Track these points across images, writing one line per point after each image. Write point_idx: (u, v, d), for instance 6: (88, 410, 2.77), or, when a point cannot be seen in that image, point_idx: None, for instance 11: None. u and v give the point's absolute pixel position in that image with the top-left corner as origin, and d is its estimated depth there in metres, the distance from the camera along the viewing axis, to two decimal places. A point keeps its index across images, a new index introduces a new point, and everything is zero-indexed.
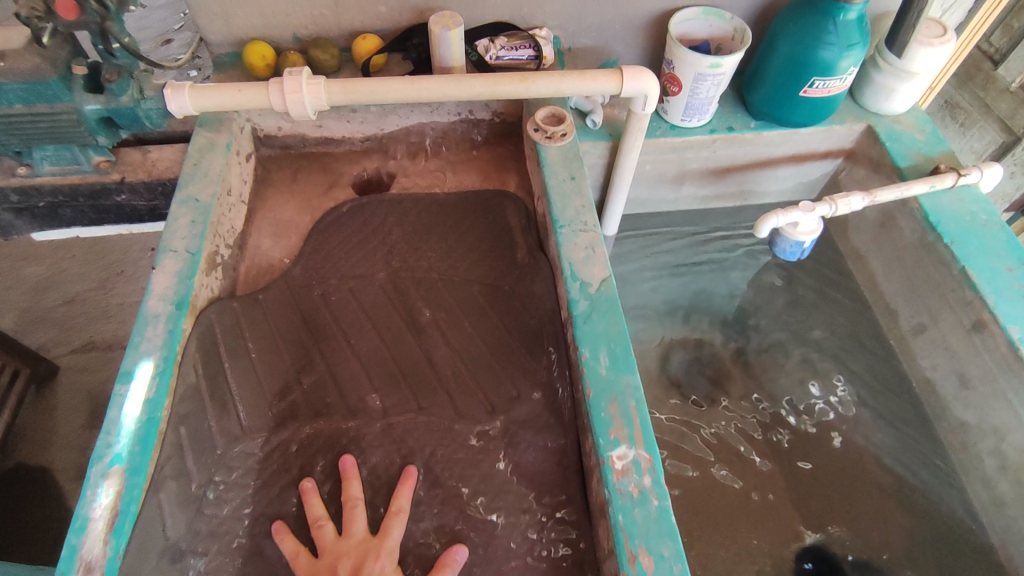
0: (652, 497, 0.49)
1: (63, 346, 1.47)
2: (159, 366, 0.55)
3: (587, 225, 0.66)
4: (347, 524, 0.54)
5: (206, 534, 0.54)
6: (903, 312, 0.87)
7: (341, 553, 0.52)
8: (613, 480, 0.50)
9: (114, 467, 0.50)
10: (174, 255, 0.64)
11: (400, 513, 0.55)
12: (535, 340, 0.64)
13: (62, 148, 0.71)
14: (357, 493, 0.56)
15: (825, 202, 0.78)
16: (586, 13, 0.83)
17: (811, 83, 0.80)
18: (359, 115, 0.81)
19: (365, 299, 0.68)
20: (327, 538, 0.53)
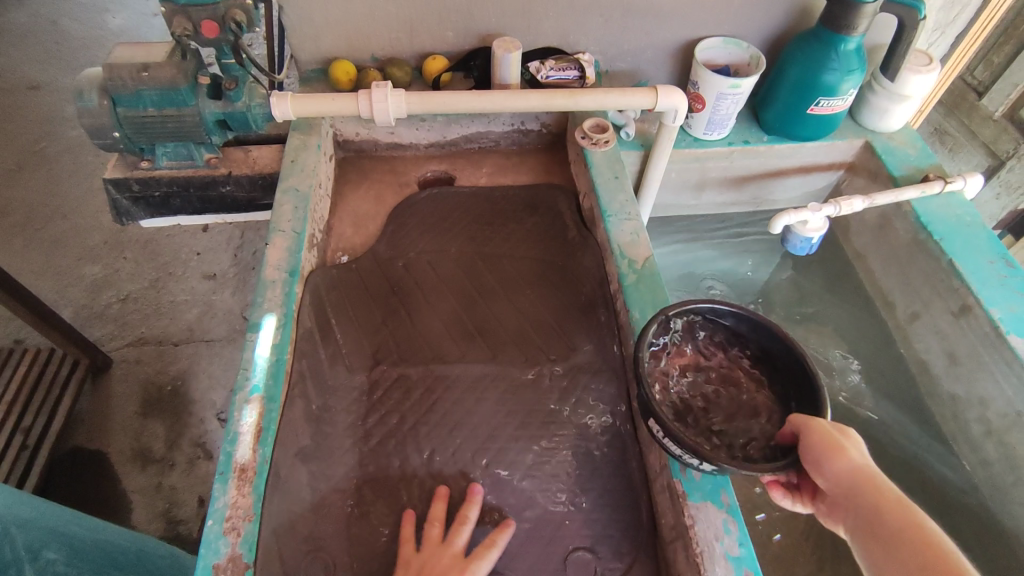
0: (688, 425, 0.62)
1: (119, 339, 1.62)
2: (282, 319, 0.68)
3: (631, 214, 0.78)
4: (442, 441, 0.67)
5: (325, 461, 0.64)
6: (900, 302, 0.99)
7: (434, 556, 0.57)
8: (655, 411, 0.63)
9: (254, 394, 0.62)
10: (282, 233, 0.75)
11: (492, 551, 0.58)
12: (588, 304, 0.77)
13: (180, 145, 0.83)
14: (472, 515, 0.60)
15: (830, 204, 0.90)
16: (622, 40, 0.96)
17: (817, 102, 0.93)
18: (427, 124, 0.94)
19: (442, 271, 0.82)
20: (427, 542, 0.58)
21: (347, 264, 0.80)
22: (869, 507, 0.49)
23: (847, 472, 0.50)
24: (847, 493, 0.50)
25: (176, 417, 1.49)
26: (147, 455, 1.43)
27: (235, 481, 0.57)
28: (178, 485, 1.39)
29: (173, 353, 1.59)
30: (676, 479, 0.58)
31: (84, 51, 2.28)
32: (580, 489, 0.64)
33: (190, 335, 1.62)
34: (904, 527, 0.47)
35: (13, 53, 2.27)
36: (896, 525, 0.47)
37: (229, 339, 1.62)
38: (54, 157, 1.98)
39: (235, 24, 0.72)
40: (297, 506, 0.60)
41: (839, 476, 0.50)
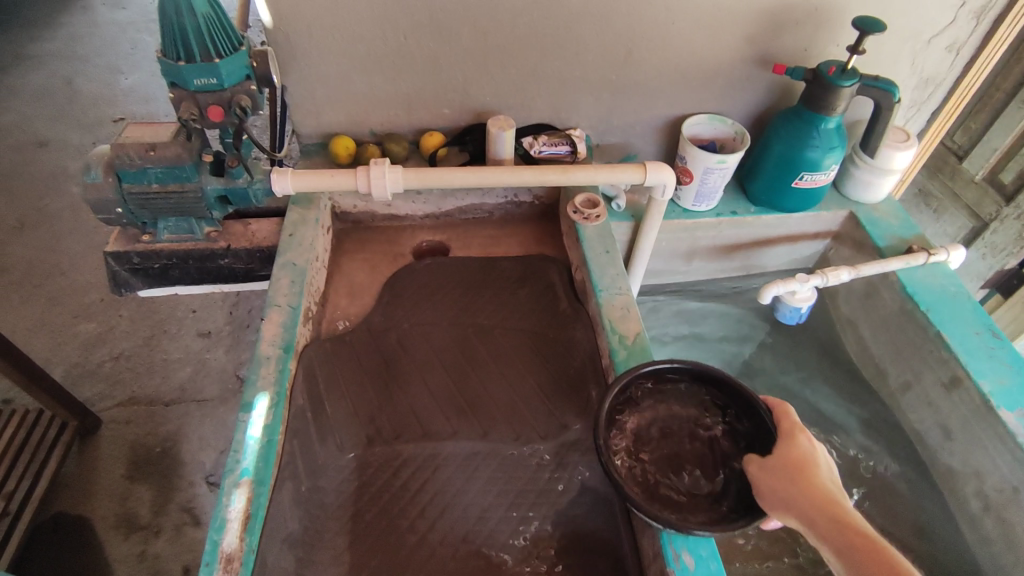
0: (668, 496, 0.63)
1: (109, 399, 1.60)
2: (274, 398, 0.68)
3: (622, 289, 0.80)
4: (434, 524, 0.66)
5: (319, 548, 0.64)
6: (891, 370, 0.99)
7: None
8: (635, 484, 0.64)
9: (243, 478, 0.61)
10: (278, 308, 0.76)
11: None
12: (579, 378, 0.78)
13: (182, 219, 0.85)
14: None
15: (817, 275, 0.92)
16: (613, 116, 1.00)
17: (801, 176, 0.96)
18: (423, 197, 0.97)
19: (434, 343, 0.82)
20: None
21: (340, 338, 0.81)
22: (831, 539, 0.53)
23: (808, 507, 0.55)
24: (810, 529, 0.55)
25: (163, 480, 1.46)
26: (132, 521, 1.39)
27: (220, 573, 0.56)
28: (163, 553, 1.35)
29: (164, 414, 1.57)
30: (669, 568, 0.57)
31: (92, 110, 2.34)
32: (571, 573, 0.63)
33: (181, 395, 1.61)
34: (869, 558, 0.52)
35: (22, 112, 2.33)
36: (859, 554, 0.52)
37: (221, 398, 1.61)
38: (55, 214, 2.00)
39: (241, 109, 0.76)
40: None
41: (800, 513, 0.55)
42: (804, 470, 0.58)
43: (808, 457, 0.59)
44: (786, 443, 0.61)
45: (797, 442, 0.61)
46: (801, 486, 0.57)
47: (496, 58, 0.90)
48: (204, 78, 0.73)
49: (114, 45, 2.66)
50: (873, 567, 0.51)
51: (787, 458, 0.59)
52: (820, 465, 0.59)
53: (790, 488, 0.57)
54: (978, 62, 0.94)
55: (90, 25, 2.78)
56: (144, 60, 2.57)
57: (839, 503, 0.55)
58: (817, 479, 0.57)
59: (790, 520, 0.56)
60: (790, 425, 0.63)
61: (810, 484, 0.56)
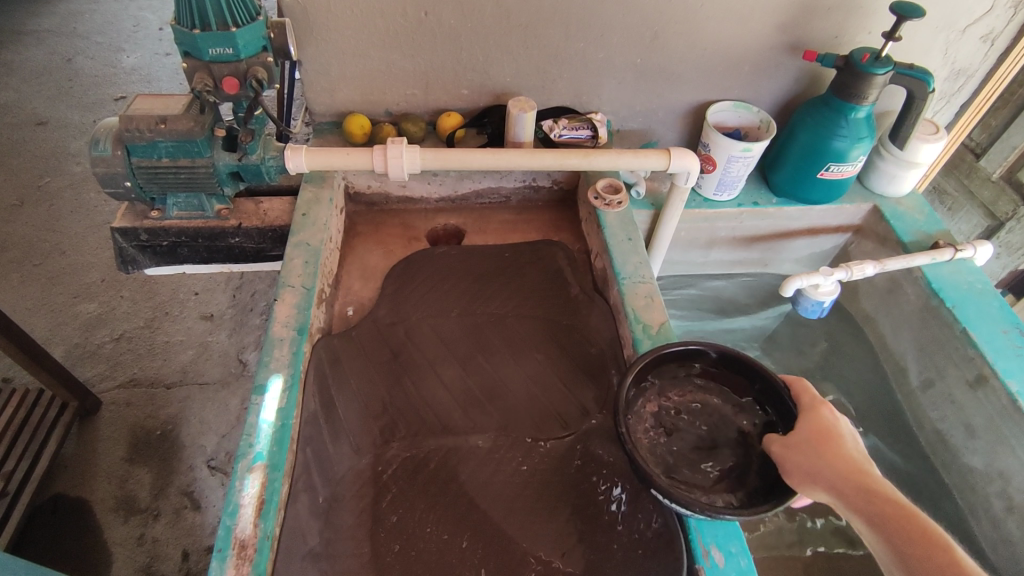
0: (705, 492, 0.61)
1: (110, 380, 1.58)
2: (288, 381, 0.66)
3: (644, 277, 0.78)
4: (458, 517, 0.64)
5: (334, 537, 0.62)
6: (912, 368, 0.98)
7: None
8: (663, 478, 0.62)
9: (257, 462, 0.59)
10: (291, 289, 0.74)
11: None
12: (599, 366, 0.76)
13: (192, 196, 0.83)
14: None
15: (842, 268, 0.90)
16: (634, 102, 0.98)
17: (827, 167, 0.94)
18: (439, 178, 0.94)
19: (443, 334, 0.80)
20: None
21: (348, 330, 0.78)
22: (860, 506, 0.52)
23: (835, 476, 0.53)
24: (840, 501, 0.53)
25: (164, 464, 1.44)
26: (131, 504, 1.37)
27: (233, 559, 0.54)
28: (162, 536, 1.33)
29: (164, 397, 1.55)
30: (698, 565, 0.56)
31: (93, 88, 2.30)
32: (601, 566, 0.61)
33: (183, 378, 1.59)
34: (902, 528, 0.50)
35: (23, 88, 2.29)
36: (891, 524, 0.50)
37: (224, 382, 1.59)
38: (55, 192, 1.97)
39: (257, 81, 0.73)
40: None
41: (828, 483, 0.53)
42: (829, 442, 0.56)
43: (833, 430, 0.57)
44: (809, 416, 0.59)
45: (821, 416, 0.59)
46: (828, 457, 0.55)
47: (517, 37, 0.88)
48: (219, 48, 0.70)
49: (116, 23, 2.61)
50: (904, 535, 0.50)
51: (811, 432, 0.57)
52: (845, 435, 0.57)
53: (817, 459, 0.55)
54: (1013, 53, 0.92)
55: (91, 3, 2.73)
56: (147, 39, 2.53)
57: (867, 472, 0.54)
58: (842, 450, 0.55)
59: (818, 493, 0.54)
60: (812, 400, 0.61)
61: (837, 454, 0.55)
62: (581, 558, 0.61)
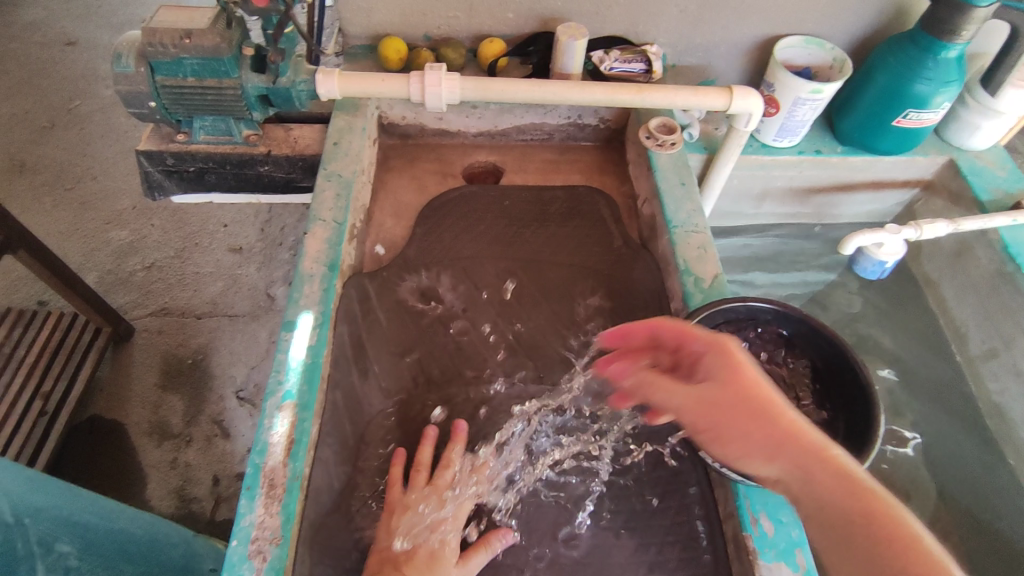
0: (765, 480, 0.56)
1: (142, 309, 1.59)
2: (319, 318, 0.63)
3: (698, 226, 0.72)
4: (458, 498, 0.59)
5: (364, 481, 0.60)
6: (974, 336, 0.92)
7: None
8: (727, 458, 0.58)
9: (287, 401, 0.57)
10: (323, 223, 0.70)
11: None
12: (642, 318, 0.72)
13: (219, 119, 0.78)
14: None
15: (911, 226, 0.83)
16: (695, 33, 0.89)
17: (904, 114, 0.85)
18: (478, 111, 0.88)
19: (476, 278, 0.76)
20: (419, 485, 0.59)
21: (378, 270, 0.75)
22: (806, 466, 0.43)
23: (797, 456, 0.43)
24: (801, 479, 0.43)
25: (195, 392, 1.46)
26: (164, 428, 1.41)
27: (263, 498, 0.53)
28: (194, 461, 1.37)
29: (194, 327, 1.56)
30: (745, 533, 0.54)
31: (120, 9, 2.23)
32: (639, 528, 0.59)
33: (212, 309, 1.60)
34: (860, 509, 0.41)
35: (51, 7, 2.23)
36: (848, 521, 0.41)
37: (252, 315, 1.59)
38: (85, 117, 1.94)
39: None
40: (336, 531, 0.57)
41: (785, 462, 0.43)
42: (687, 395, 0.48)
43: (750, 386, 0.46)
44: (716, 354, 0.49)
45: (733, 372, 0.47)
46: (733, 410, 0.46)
47: None
48: None
49: None
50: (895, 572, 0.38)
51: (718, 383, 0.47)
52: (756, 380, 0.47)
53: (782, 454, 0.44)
54: None
55: None
56: None
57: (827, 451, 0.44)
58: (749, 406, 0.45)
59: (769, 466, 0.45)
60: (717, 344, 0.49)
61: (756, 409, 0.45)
62: (622, 520, 0.60)
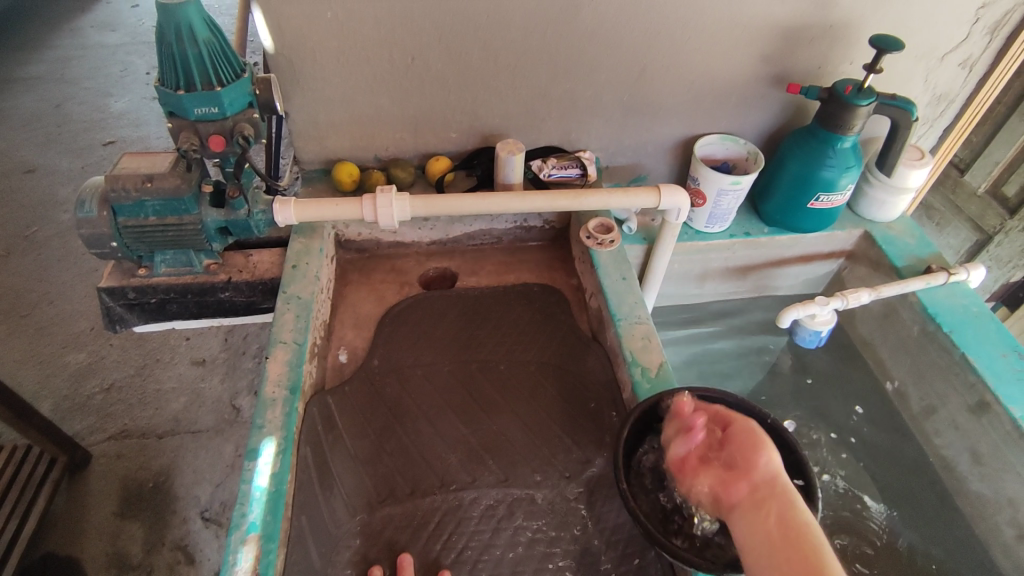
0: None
1: (100, 433, 1.55)
2: (282, 444, 0.63)
3: (641, 318, 0.77)
4: None
5: None
6: (913, 393, 0.97)
7: None
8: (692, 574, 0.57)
9: (251, 533, 0.57)
10: (283, 345, 0.72)
11: None
12: (598, 409, 0.75)
13: (179, 252, 0.81)
14: None
15: (838, 297, 0.89)
16: (622, 138, 0.98)
17: (817, 197, 0.94)
18: (430, 223, 0.94)
19: (437, 383, 0.79)
20: None
21: (340, 385, 0.77)
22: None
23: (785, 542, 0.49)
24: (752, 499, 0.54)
25: (156, 517, 1.40)
26: (123, 561, 1.33)
27: None
28: None
29: (157, 447, 1.52)
30: None
31: (81, 134, 2.31)
32: None
33: (175, 427, 1.56)
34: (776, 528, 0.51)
35: (10, 137, 2.28)
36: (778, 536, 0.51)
37: (218, 429, 1.56)
38: (43, 241, 1.96)
39: (244, 138, 0.73)
40: None
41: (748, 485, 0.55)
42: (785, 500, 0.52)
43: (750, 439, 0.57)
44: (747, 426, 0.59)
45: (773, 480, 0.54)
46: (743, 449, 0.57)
47: (504, 79, 0.88)
48: (204, 108, 0.70)
49: (105, 68, 2.63)
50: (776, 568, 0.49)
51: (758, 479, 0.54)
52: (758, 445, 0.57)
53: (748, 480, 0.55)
54: (992, 77, 0.94)
55: (81, 48, 2.74)
56: (135, 83, 2.54)
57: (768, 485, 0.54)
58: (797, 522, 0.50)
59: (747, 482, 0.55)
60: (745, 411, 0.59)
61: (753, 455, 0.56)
62: None
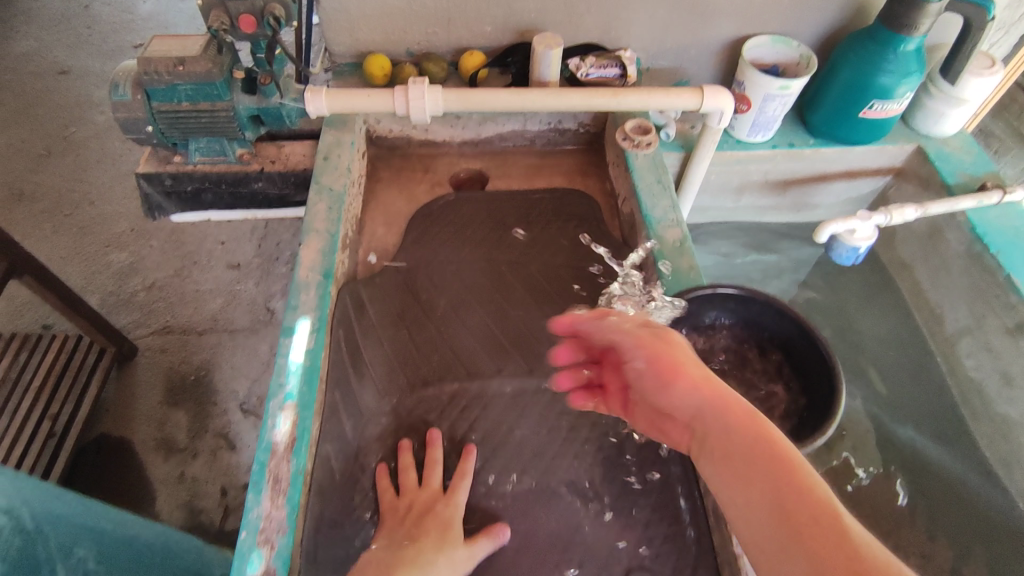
0: None
1: (144, 328, 1.63)
2: (316, 323, 0.66)
3: (673, 221, 0.76)
4: (455, 490, 0.62)
5: (365, 474, 0.63)
6: (948, 315, 0.95)
7: None
8: None
9: (288, 401, 0.60)
10: (316, 234, 0.73)
11: None
12: (624, 311, 0.76)
13: (213, 141, 0.81)
14: None
15: (880, 212, 0.87)
16: (667, 37, 0.93)
17: (870, 105, 0.89)
18: (462, 121, 0.92)
19: (467, 280, 0.80)
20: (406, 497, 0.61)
21: (371, 278, 0.78)
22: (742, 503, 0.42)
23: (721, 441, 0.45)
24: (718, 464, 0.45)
25: (199, 407, 1.49)
26: (170, 444, 1.44)
27: (268, 492, 0.54)
28: (201, 475, 1.40)
29: (197, 343, 1.60)
30: None
31: (110, 35, 2.28)
32: (629, 506, 0.62)
33: (213, 325, 1.63)
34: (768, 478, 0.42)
35: (43, 36, 2.27)
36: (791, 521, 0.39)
37: (252, 329, 1.63)
38: (82, 143, 1.99)
39: (274, 18, 0.70)
40: (341, 523, 0.60)
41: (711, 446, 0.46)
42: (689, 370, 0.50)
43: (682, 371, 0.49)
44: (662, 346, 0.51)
45: (673, 358, 0.50)
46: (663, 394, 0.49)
47: None
48: None
49: None
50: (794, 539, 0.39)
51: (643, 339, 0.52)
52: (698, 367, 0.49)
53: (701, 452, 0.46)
54: None
55: None
56: None
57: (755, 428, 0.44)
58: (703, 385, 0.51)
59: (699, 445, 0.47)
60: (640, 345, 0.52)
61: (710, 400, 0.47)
62: (613, 500, 0.63)
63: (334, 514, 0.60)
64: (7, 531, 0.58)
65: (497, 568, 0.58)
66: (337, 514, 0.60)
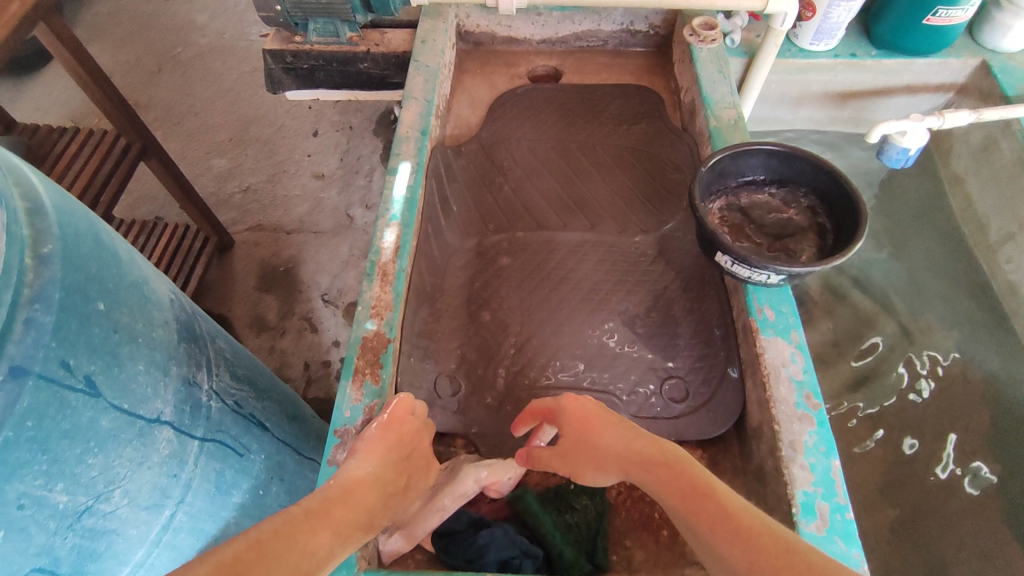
0: (782, 308, 0.66)
1: (241, 225, 1.83)
2: (415, 167, 0.79)
3: (729, 104, 0.84)
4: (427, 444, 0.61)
5: (450, 292, 0.77)
6: (993, 224, 1.01)
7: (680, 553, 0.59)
8: (753, 305, 0.67)
9: (393, 221, 0.73)
10: (415, 100, 0.85)
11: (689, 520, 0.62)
12: (678, 185, 0.85)
13: (329, 22, 0.94)
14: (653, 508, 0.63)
15: (934, 115, 0.91)
16: None
17: (935, 12, 0.93)
18: (543, 18, 1.01)
19: (540, 154, 0.91)
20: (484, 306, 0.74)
21: (459, 146, 0.90)
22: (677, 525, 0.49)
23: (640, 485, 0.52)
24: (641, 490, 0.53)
25: (287, 294, 1.69)
26: (262, 322, 1.64)
27: (378, 280, 0.69)
28: (288, 349, 1.60)
29: (285, 241, 1.78)
30: (751, 319, 0.66)
31: None
32: (669, 330, 0.73)
33: (300, 226, 1.81)
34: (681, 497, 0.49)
35: None
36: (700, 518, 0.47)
37: (334, 232, 1.80)
38: (187, 61, 2.18)
39: None
40: (430, 324, 0.74)
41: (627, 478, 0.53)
42: (604, 436, 0.55)
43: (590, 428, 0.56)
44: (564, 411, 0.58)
45: (581, 417, 0.57)
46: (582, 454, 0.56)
47: None
48: None
49: None
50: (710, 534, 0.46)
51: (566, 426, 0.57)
52: (603, 422, 0.56)
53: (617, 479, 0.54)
54: None
55: None
56: None
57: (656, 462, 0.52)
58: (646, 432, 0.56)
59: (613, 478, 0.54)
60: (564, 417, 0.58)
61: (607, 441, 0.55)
62: (656, 325, 0.74)
63: (425, 317, 0.74)
64: (177, 307, 0.71)
65: (555, 365, 0.71)
66: (428, 317, 0.74)
